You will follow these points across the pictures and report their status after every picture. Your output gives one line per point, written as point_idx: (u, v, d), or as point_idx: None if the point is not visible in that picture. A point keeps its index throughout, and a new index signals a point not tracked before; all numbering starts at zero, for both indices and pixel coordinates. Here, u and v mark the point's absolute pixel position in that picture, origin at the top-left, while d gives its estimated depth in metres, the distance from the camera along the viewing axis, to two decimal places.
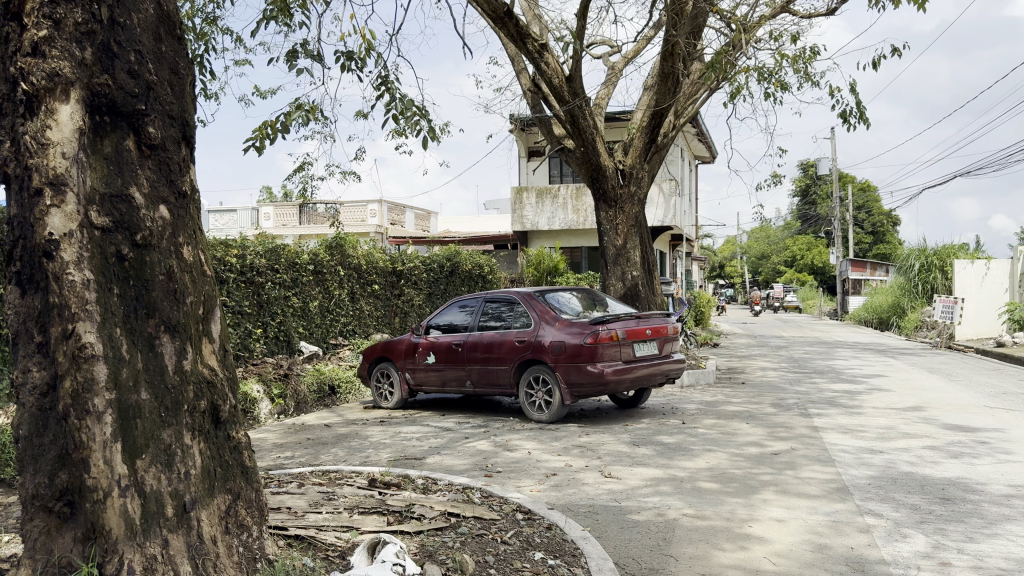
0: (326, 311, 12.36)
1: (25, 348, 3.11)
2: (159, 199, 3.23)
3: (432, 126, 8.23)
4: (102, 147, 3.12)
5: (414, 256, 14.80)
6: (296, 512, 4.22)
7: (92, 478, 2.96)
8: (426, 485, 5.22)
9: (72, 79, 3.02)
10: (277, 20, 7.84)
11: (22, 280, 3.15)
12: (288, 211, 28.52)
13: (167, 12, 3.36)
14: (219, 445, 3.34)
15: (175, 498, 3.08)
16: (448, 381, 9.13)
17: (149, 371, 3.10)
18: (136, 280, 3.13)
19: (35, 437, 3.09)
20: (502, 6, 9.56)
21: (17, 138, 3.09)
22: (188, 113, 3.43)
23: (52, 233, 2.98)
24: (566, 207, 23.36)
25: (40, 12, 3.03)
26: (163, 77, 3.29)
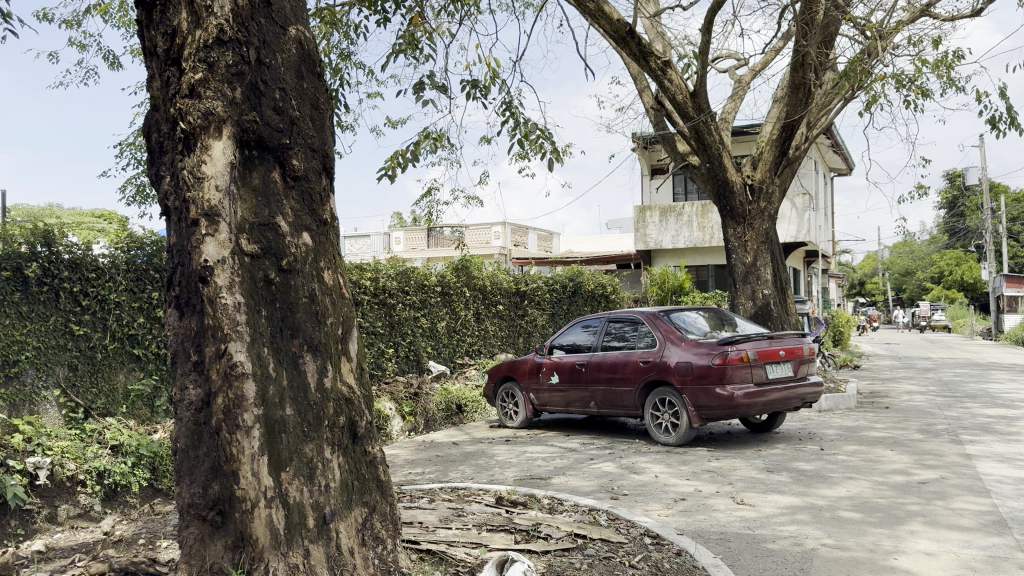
0: (453, 331, 12.64)
1: (183, 366, 3.35)
2: (302, 226, 3.42)
3: (556, 148, 8.29)
4: (251, 178, 3.33)
5: (537, 276, 14.91)
6: (427, 527, 4.33)
7: (241, 489, 3.15)
8: (552, 505, 5.23)
9: (224, 117, 3.25)
10: (407, 53, 8.11)
11: (181, 303, 3.41)
12: (418, 235, 29.48)
13: (308, 51, 3.55)
14: (357, 459, 3.46)
15: (316, 510, 3.21)
16: (573, 402, 9.11)
17: (294, 389, 3.27)
18: (282, 302, 3.31)
19: (191, 449, 3.32)
20: (624, 25, 9.56)
21: (176, 172, 3.35)
22: (328, 146, 3.62)
23: (206, 260, 3.20)
24: (692, 225, 22.95)
25: (196, 56, 3.26)
26: (305, 112, 3.48)
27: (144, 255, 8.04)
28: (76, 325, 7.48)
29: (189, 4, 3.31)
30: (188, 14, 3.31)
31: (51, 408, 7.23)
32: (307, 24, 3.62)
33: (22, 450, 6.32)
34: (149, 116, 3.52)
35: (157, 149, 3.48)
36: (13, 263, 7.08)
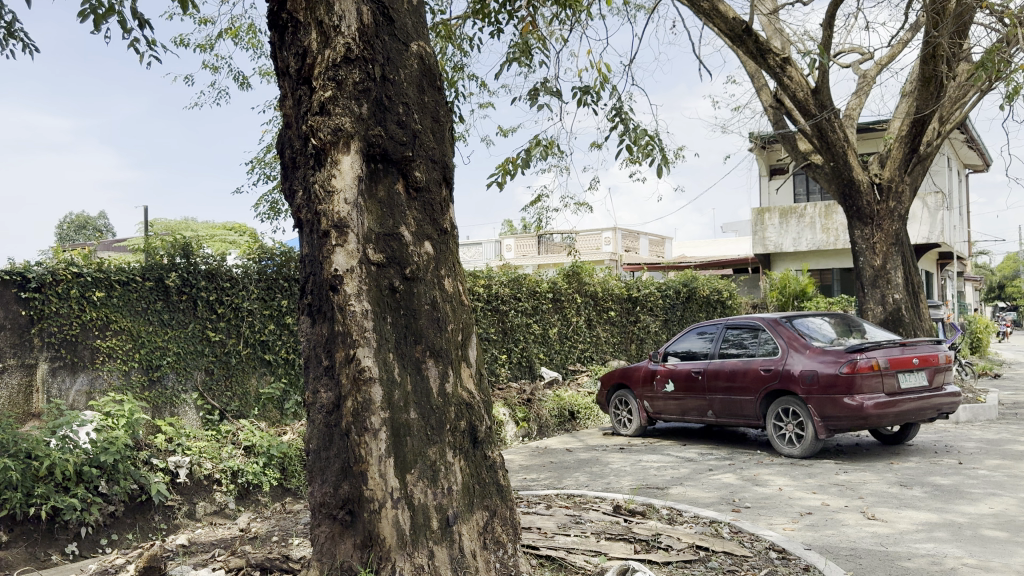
0: (565, 338, 12.66)
1: (315, 371, 3.51)
2: (424, 236, 3.52)
3: (666, 153, 8.18)
4: (377, 191, 3.45)
5: (650, 282, 14.73)
6: (546, 533, 4.35)
7: (369, 490, 3.26)
8: (671, 516, 5.15)
9: (351, 132, 3.38)
10: (519, 62, 8.17)
11: (312, 310, 3.57)
12: (528, 242, 29.71)
13: (429, 65, 3.64)
14: (477, 463, 3.51)
15: (440, 512, 3.29)
16: (689, 410, 8.94)
17: (418, 394, 3.36)
18: (406, 309, 3.41)
19: (322, 450, 3.46)
20: (741, 23, 9.35)
21: (308, 186, 3.51)
22: (449, 157, 3.70)
23: (337, 270, 3.36)
24: (814, 226, 22.11)
25: (326, 75, 3.40)
26: (426, 125, 3.58)
27: (274, 265, 8.47)
28: (212, 332, 7.94)
29: (318, 24, 3.45)
30: (317, 35, 3.46)
31: (190, 410, 7.74)
32: (428, 38, 3.72)
33: (164, 449, 6.81)
34: (283, 132, 3.70)
35: (290, 164, 3.66)
36: (156, 274, 7.57)
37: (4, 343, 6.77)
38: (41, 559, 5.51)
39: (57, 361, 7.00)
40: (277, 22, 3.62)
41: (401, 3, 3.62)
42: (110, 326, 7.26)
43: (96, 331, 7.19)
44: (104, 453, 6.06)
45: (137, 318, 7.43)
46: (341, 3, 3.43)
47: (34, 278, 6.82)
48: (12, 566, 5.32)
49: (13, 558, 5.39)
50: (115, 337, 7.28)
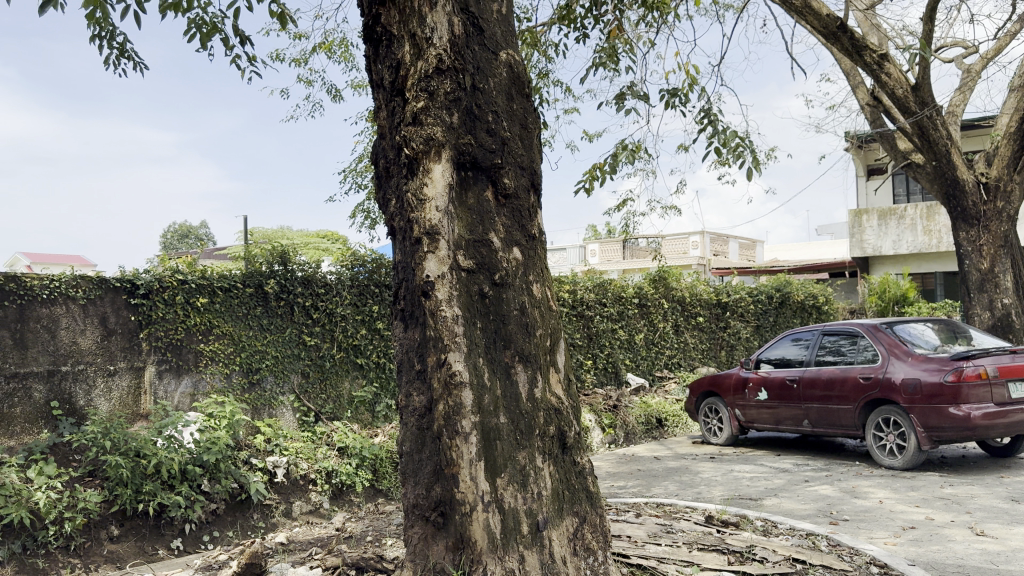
0: (652, 344, 12.52)
1: (408, 375, 3.58)
2: (513, 241, 3.55)
3: (757, 155, 7.99)
4: (467, 198, 3.51)
5: (740, 287, 14.41)
6: (636, 541, 4.31)
7: (460, 493, 3.31)
8: (765, 527, 5.03)
9: (443, 141, 3.44)
10: (605, 66, 8.12)
11: (405, 316, 3.65)
12: (613, 246, 29.53)
13: (518, 73, 3.67)
14: (567, 469, 3.51)
15: (530, 517, 3.30)
16: (783, 420, 8.69)
17: (507, 399, 3.39)
18: (495, 315, 3.45)
19: (415, 452, 3.53)
20: (835, 20, 9.08)
21: (401, 195, 3.60)
22: (537, 163, 3.73)
23: (429, 276, 3.43)
24: (915, 228, 21.19)
25: (418, 86, 3.47)
26: (515, 132, 3.62)
27: (366, 272, 8.72)
28: (308, 336, 8.22)
29: (411, 37, 3.53)
30: (410, 48, 3.53)
31: (287, 411, 8.02)
32: (517, 47, 3.75)
33: (263, 449, 7.08)
34: (377, 143, 3.79)
35: (384, 174, 3.76)
36: (255, 281, 7.88)
37: (115, 347, 7.06)
38: (149, 553, 5.79)
39: (163, 364, 7.31)
40: (371, 36, 3.72)
41: (491, 13, 3.67)
42: (213, 330, 7.57)
43: (200, 335, 7.51)
44: (207, 452, 6.34)
45: (238, 323, 7.74)
46: (433, 15, 3.50)
47: (143, 285, 7.18)
48: (123, 559, 5.62)
49: (123, 551, 5.70)
50: (218, 341, 7.59)
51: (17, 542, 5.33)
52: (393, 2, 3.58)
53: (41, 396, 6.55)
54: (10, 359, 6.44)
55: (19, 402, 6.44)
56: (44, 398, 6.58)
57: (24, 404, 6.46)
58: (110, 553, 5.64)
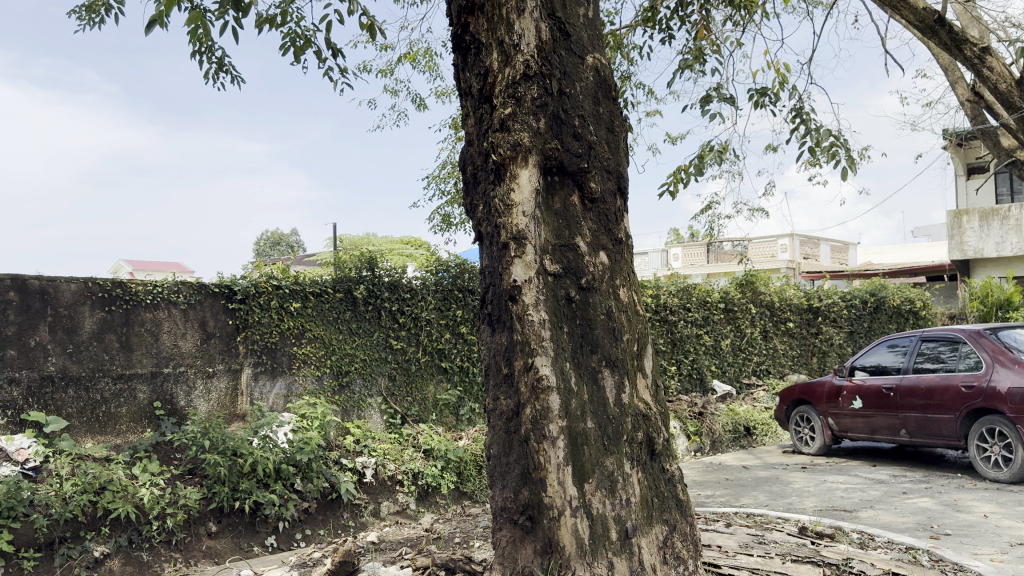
0: (739, 350, 12.26)
1: (496, 379, 3.60)
2: (599, 246, 3.54)
3: (851, 154, 7.72)
4: (553, 203, 3.52)
5: (832, 291, 13.95)
6: (727, 551, 4.23)
7: (549, 497, 3.31)
8: (862, 540, 4.85)
9: (530, 147, 3.46)
10: (690, 67, 7.99)
11: (493, 320, 3.67)
12: (697, 250, 29.04)
13: (604, 77, 3.66)
14: (656, 476, 3.47)
15: (618, 523, 3.28)
16: (879, 429, 8.36)
17: (595, 403, 3.38)
18: (582, 319, 3.44)
19: (503, 456, 3.55)
20: (932, 13, 8.70)
21: (488, 201, 3.63)
22: (623, 167, 3.70)
23: (516, 281, 3.45)
24: (1020, 229, 20.08)
25: (506, 92, 3.50)
26: (602, 135, 3.60)
27: (450, 276, 8.84)
28: (394, 340, 8.38)
29: (499, 44, 3.55)
30: (498, 55, 3.55)
31: (375, 413, 8.21)
32: (604, 50, 3.74)
33: (353, 450, 7.25)
34: (465, 150, 3.83)
35: (471, 180, 3.79)
36: (345, 286, 8.08)
37: (213, 350, 7.31)
38: (245, 549, 6.00)
39: (259, 366, 7.56)
40: (460, 44, 3.77)
41: (577, 18, 3.67)
42: (305, 334, 7.81)
43: (293, 338, 7.75)
44: (300, 452, 6.53)
45: (329, 327, 7.96)
46: (521, 21, 3.52)
47: (240, 290, 7.46)
48: (221, 555, 5.84)
49: (220, 547, 5.92)
50: (310, 344, 7.83)
51: (124, 535, 5.62)
52: (481, 10, 3.61)
53: (145, 396, 6.86)
54: (117, 361, 6.74)
55: (125, 402, 6.75)
56: (148, 398, 6.89)
57: (129, 404, 6.77)
58: (209, 549, 5.87)
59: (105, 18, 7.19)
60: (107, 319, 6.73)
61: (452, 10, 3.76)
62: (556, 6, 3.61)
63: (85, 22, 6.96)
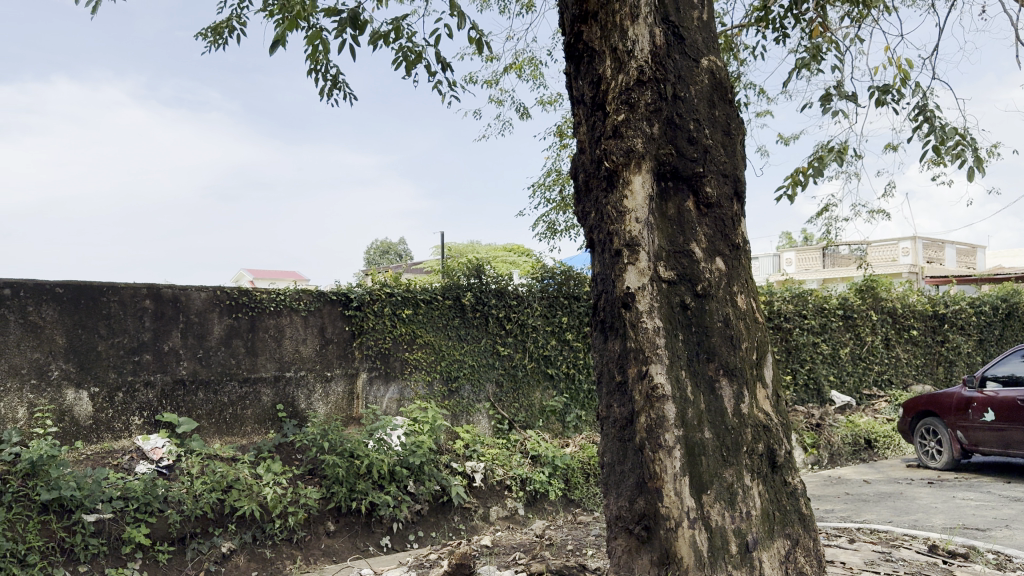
0: (859, 359, 11.75)
1: (609, 386, 3.58)
2: (716, 252, 3.46)
3: (981, 153, 7.26)
4: (667, 208, 3.47)
5: (960, 297, 13.17)
6: (852, 568, 4.06)
7: (665, 507, 3.26)
8: (1000, 561, 4.55)
9: (643, 152, 3.43)
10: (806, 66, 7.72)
11: (605, 327, 3.64)
12: (812, 255, 28.03)
13: (719, 80, 3.58)
14: (777, 489, 3.37)
15: (738, 536, 3.20)
16: (1014, 444, 7.84)
17: (712, 413, 3.31)
18: (698, 327, 3.37)
19: (617, 464, 3.51)
20: None
21: (600, 208, 3.62)
22: (740, 170, 3.61)
23: (629, 288, 3.43)
24: None
25: (619, 98, 3.48)
26: (717, 139, 3.53)
27: (556, 283, 8.86)
28: (502, 346, 8.47)
29: (613, 51, 3.54)
30: (612, 62, 3.54)
31: (484, 418, 8.31)
32: (719, 53, 3.67)
33: (462, 454, 7.36)
34: (576, 157, 3.83)
35: (583, 187, 3.77)
36: (454, 293, 8.23)
37: (331, 355, 7.58)
38: (361, 549, 6.18)
39: (374, 371, 7.78)
40: (573, 53, 3.78)
41: (691, 21, 3.62)
42: (417, 340, 8.00)
43: (405, 344, 7.95)
44: (413, 455, 6.70)
45: (439, 333, 8.13)
46: (635, 27, 3.49)
47: (356, 298, 7.72)
48: (339, 554, 6.05)
49: (338, 546, 6.12)
50: (421, 350, 8.01)
51: (249, 533, 5.89)
52: (594, 18, 3.61)
53: (268, 399, 7.18)
54: (243, 365, 7.07)
55: (250, 405, 7.08)
56: (271, 401, 7.21)
57: (254, 406, 7.10)
58: (327, 547, 6.08)
59: (229, 40, 7.54)
60: (233, 325, 7.06)
61: (565, 18, 3.77)
62: (669, 10, 3.57)
63: (212, 45, 7.31)
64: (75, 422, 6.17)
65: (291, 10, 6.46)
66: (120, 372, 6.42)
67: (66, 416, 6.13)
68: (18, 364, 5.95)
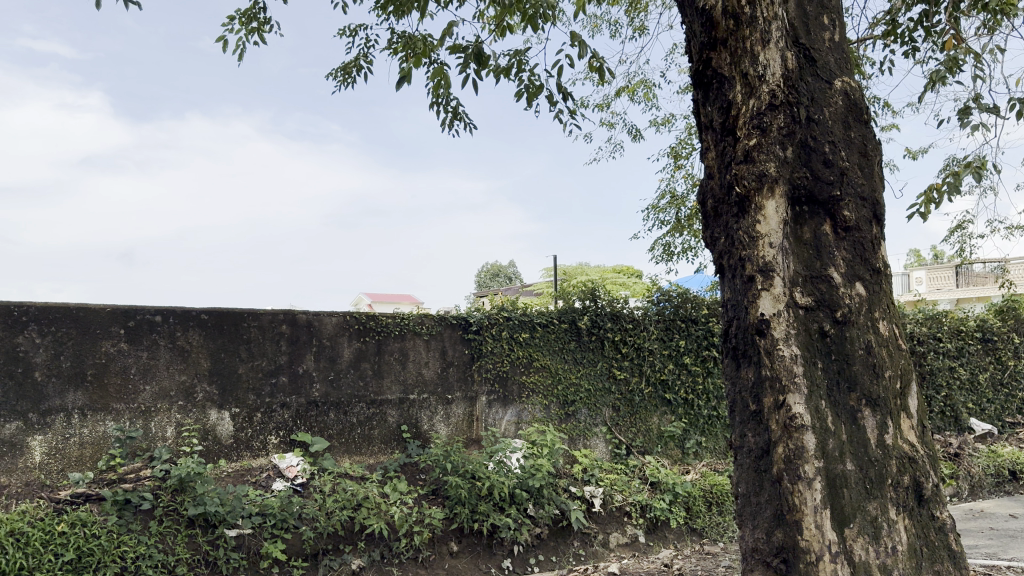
0: (1000, 384, 11.03)
1: (742, 415, 3.50)
2: (855, 276, 3.37)
3: None
4: (802, 233, 3.42)
5: None
6: None
7: (805, 540, 3.15)
8: None
9: (776, 176, 3.39)
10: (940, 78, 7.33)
11: (737, 354, 3.57)
12: (944, 273, 26.57)
13: (855, 100, 3.50)
14: (924, 523, 3.23)
15: (884, 572, 3.07)
16: None
17: (854, 444, 3.22)
18: (839, 355, 3.29)
19: (752, 494, 3.43)
20: None
21: (731, 233, 3.57)
22: (879, 192, 3.51)
23: (763, 314, 3.37)
24: None
25: (750, 123, 3.45)
26: (854, 161, 3.44)
27: (672, 306, 8.78)
28: (618, 370, 8.44)
29: (743, 76, 3.51)
30: (742, 87, 3.51)
31: (601, 442, 8.29)
32: (853, 73, 3.60)
33: (581, 478, 7.35)
34: (704, 183, 3.80)
35: (712, 213, 3.74)
36: (570, 317, 8.28)
37: (452, 377, 7.75)
38: (484, 570, 6.26)
39: (493, 394, 7.90)
40: (701, 80, 3.77)
41: (823, 42, 3.58)
42: (534, 363, 8.08)
43: (523, 367, 8.04)
44: (532, 478, 6.75)
45: (555, 357, 8.18)
46: (766, 52, 3.46)
47: (475, 322, 7.89)
48: None
49: (462, 566, 6.21)
50: (538, 373, 8.08)
51: (377, 550, 6.06)
52: (723, 44, 3.59)
53: (393, 421, 7.41)
54: (370, 388, 7.33)
55: (377, 425, 7.32)
56: (396, 422, 7.43)
57: (380, 427, 7.34)
58: (451, 567, 6.17)
59: (356, 78, 7.89)
60: (361, 349, 7.33)
61: (694, 45, 3.77)
62: (800, 34, 3.54)
63: (341, 83, 7.67)
64: (217, 441, 6.55)
65: (414, 48, 6.74)
66: (258, 394, 6.77)
67: (210, 435, 6.52)
68: (167, 387, 6.37)
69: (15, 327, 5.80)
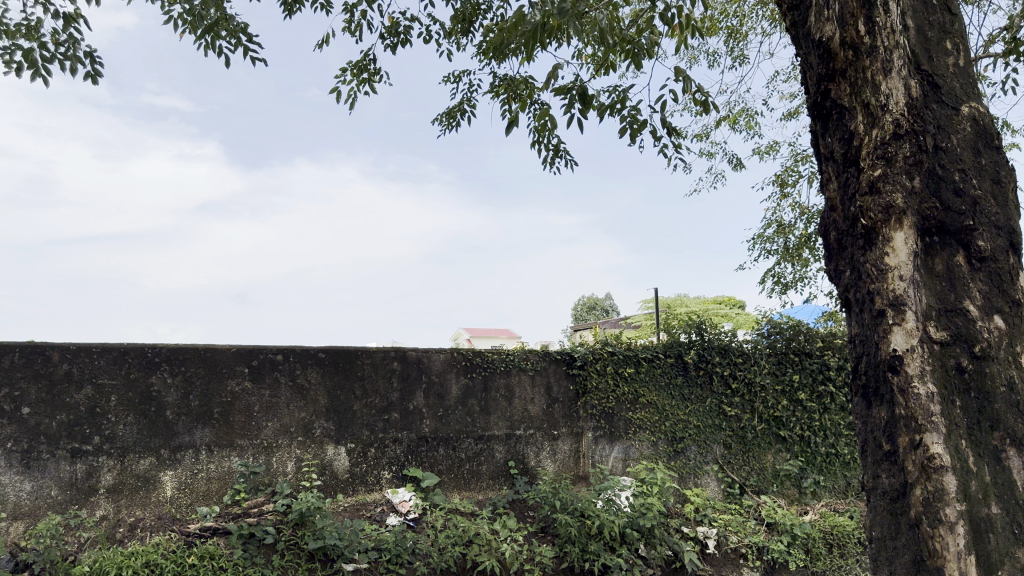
0: None
1: (875, 456, 3.36)
2: (994, 309, 3.25)
3: None
4: (934, 265, 3.32)
5: None
6: None
7: None
8: None
9: (904, 207, 3.29)
10: None
11: (868, 392, 3.43)
12: None
13: (984, 126, 3.44)
14: None
15: None
16: None
17: (999, 485, 3.09)
18: (978, 392, 3.17)
19: (888, 539, 3.26)
20: None
21: (857, 266, 3.47)
22: (1014, 221, 3.38)
23: (896, 350, 3.24)
24: None
25: (875, 153, 3.37)
26: (986, 189, 3.36)
27: (783, 339, 8.54)
28: (728, 407, 8.26)
29: (865, 106, 3.43)
30: (864, 117, 3.43)
31: (712, 481, 8.10)
32: (980, 99, 3.54)
33: (693, 518, 7.22)
34: (827, 215, 3.72)
35: (836, 246, 3.65)
36: (676, 351, 8.18)
37: (558, 414, 7.75)
38: None
39: (599, 431, 7.85)
40: (821, 111, 3.70)
41: (946, 68, 3.54)
42: (639, 400, 8.00)
43: (628, 404, 7.97)
44: (643, 517, 6.65)
45: (662, 392, 8.08)
46: (888, 81, 3.38)
47: (579, 357, 7.89)
48: None
49: None
50: (644, 410, 7.99)
51: None
52: (842, 75, 3.53)
53: (501, 457, 7.46)
54: (479, 423, 7.41)
55: (485, 461, 7.39)
56: (503, 458, 7.48)
57: (488, 463, 7.40)
58: None
59: (461, 121, 8.12)
60: (469, 385, 7.43)
61: (811, 76, 3.73)
62: (922, 60, 3.51)
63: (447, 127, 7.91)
64: (334, 476, 6.75)
65: (516, 90, 6.88)
66: (372, 430, 6.95)
67: (327, 470, 6.73)
68: (288, 423, 6.62)
69: (149, 368, 6.17)
